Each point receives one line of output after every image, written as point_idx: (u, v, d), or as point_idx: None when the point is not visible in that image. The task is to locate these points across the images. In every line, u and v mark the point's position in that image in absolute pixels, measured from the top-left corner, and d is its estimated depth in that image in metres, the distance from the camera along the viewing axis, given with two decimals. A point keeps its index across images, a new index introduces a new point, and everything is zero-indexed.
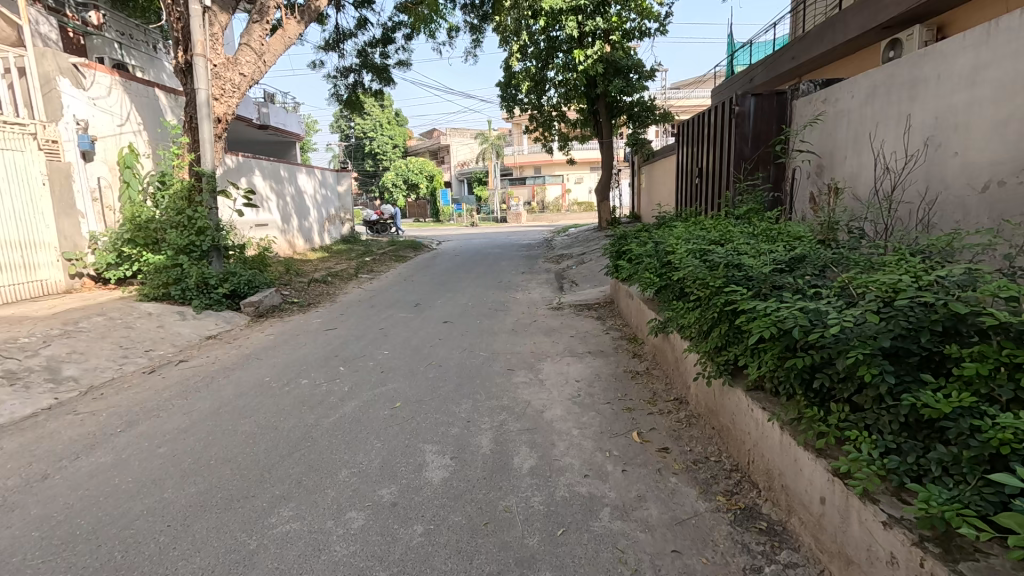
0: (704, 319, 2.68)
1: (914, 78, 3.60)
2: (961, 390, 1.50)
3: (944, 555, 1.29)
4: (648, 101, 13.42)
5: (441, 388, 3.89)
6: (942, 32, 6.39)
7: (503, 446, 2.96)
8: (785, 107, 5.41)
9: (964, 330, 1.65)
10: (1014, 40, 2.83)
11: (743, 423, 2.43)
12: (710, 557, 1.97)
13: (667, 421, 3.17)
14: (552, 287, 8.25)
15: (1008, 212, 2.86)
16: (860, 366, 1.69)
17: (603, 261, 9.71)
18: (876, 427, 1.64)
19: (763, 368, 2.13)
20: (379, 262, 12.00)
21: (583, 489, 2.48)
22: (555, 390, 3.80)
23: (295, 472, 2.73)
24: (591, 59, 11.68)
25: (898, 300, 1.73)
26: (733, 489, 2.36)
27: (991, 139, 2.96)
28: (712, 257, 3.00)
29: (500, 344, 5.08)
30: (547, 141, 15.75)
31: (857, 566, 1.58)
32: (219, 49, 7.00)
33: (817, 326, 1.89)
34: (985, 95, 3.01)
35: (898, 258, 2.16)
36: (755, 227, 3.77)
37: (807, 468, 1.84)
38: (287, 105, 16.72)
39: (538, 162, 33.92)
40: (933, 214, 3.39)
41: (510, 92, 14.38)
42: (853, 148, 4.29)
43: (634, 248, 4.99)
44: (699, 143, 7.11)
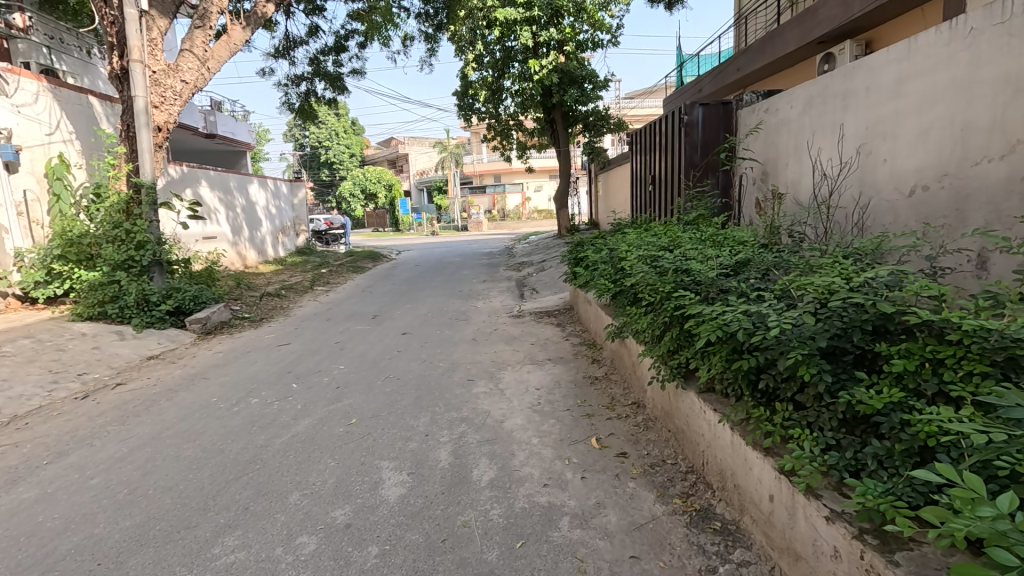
0: (656, 324, 2.73)
1: (845, 90, 3.80)
2: (892, 386, 1.57)
3: (881, 547, 1.33)
4: (603, 111, 13.82)
5: (399, 402, 3.81)
6: (871, 48, 6.84)
7: (462, 458, 2.91)
8: (731, 117, 5.63)
9: (893, 328, 1.73)
10: (933, 54, 3.04)
11: (696, 424, 2.47)
12: (667, 560, 1.99)
13: (625, 426, 3.20)
14: (512, 295, 8.26)
15: (932, 214, 3.05)
16: (800, 366, 1.75)
17: (562, 268, 9.82)
18: (817, 425, 1.71)
19: (712, 371, 2.19)
20: (336, 274, 11.69)
21: (542, 500, 2.46)
22: (516, 399, 3.78)
23: (242, 497, 2.60)
24: (546, 69, 11.87)
25: (833, 301, 1.81)
26: (688, 491, 2.40)
27: (917, 146, 3.15)
28: (662, 262, 3.07)
29: (460, 354, 5.02)
30: (505, 150, 15.88)
31: (805, 562, 1.62)
32: (158, 54, 6.66)
33: (759, 328, 1.95)
34: (910, 105, 3.21)
35: (833, 260, 2.26)
36: (703, 233, 3.88)
37: (756, 467, 1.89)
38: (236, 113, 16.21)
39: (497, 170, 34.16)
40: (866, 218, 3.58)
41: (467, 101, 14.38)
42: (793, 156, 4.49)
43: (589, 255, 5.05)
44: (652, 150, 7.29)
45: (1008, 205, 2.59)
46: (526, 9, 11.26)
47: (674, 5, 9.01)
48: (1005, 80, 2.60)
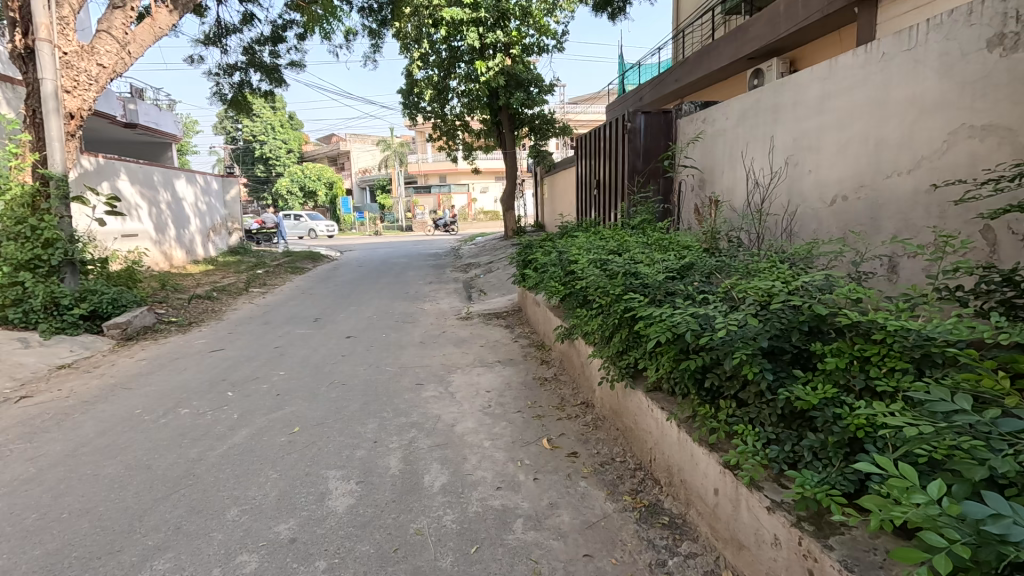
0: (606, 325, 2.80)
1: (776, 104, 4.07)
2: (825, 382, 1.69)
3: (817, 533, 1.43)
4: (548, 115, 14.05)
5: (345, 408, 3.67)
6: (795, 66, 7.36)
7: (413, 464, 2.85)
8: (671, 126, 5.88)
9: (825, 328, 1.87)
10: (852, 74, 3.30)
11: (644, 423, 2.55)
12: (619, 557, 2.04)
13: (575, 425, 3.25)
14: (460, 297, 8.20)
15: (852, 222, 3.31)
16: (744, 365, 1.85)
17: (510, 270, 9.87)
18: (758, 420, 1.82)
19: (661, 371, 2.28)
20: (273, 274, 11.12)
21: (495, 503, 2.46)
22: (466, 402, 3.76)
23: (173, 516, 2.41)
24: (492, 71, 11.83)
25: (772, 304, 1.92)
26: (637, 488, 2.47)
27: (838, 158, 3.41)
28: (611, 265, 3.15)
29: (408, 358, 4.92)
30: (451, 150, 15.77)
31: (748, 551, 1.71)
32: (70, 34, 6.07)
33: (705, 329, 2.05)
34: (832, 120, 3.47)
35: (770, 265, 2.40)
36: (648, 237, 4.02)
37: (702, 462, 1.97)
38: (160, 102, 15.11)
39: (442, 171, 33.94)
40: (794, 225, 3.84)
41: (412, 100, 14.18)
42: (728, 164, 4.75)
43: (539, 257, 5.10)
44: (597, 156, 7.47)
45: (913, 216, 2.86)
46: (473, 10, 11.15)
47: (616, 15, 9.28)
48: (912, 102, 2.88)
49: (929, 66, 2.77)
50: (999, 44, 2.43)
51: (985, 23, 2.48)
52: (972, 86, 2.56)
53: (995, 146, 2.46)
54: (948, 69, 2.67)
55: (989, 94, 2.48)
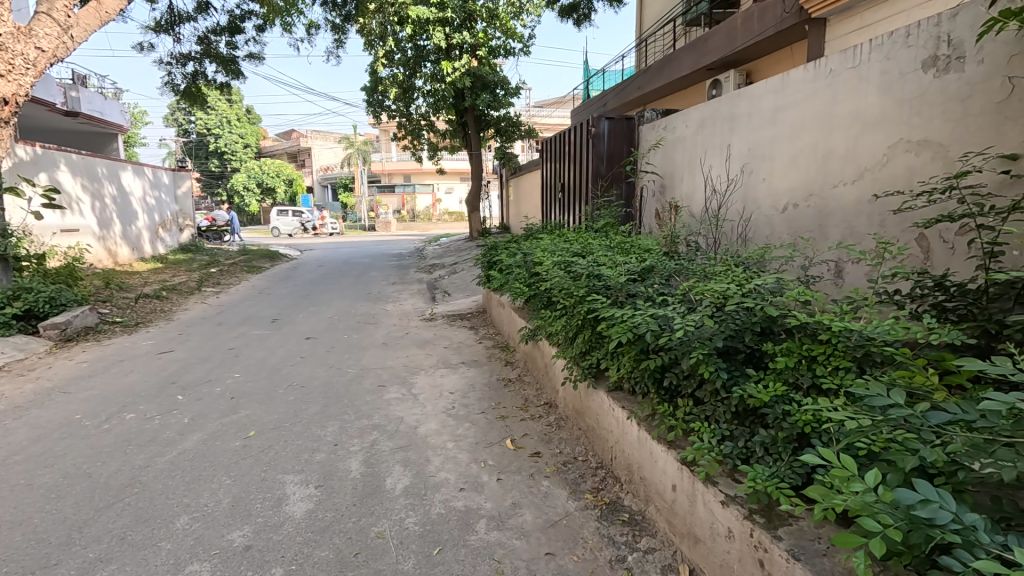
0: (570, 326, 2.85)
1: (732, 114, 4.23)
2: (775, 380, 1.77)
3: (767, 524, 1.50)
4: (514, 117, 14.13)
5: (304, 411, 3.58)
6: (751, 78, 7.67)
7: (374, 467, 2.81)
8: (634, 132, 6.02)
9: (776, 329, 1.95)
10: (803, 88, 3.48)
11: (605, 422, 2.60)
12: (580, 554, 2.07)
13: (539, 425, 3.28)
14: (424, 297, 8.14)
15: (802, 228, 3.48)
16: (700, 365, 1.92)
17: (474, 271, 9.86)
18: (714, 418, 1.89)
19: (622, 370, 2.34)
20: (227, 273, 10.71)
21: (459, 504, 2.45)
22: (430, 404, 3.73)
23: (116, 526, 2.29)
24: (459, 72, 11.78)
25: (727, 305, 2.00)
26: (599, 486, 2.52)
27: (790, 168, 3.58)
28: (575, 268, 3.20)
29: (370, 359, 4.84)
30: (416, 150, 15.61)
31: (704, 544, 1.77)
32: (4, 14, 5.66)
33: (665, 330, 2.11)
34: (784, 131, 3.64)
35: (726, 269, 2.49)
36: (611, 240, 4.10)
37: (661, 459, 2.03)
38: (105, 90, 14.32)
39: (407, 170, 33.59)
40: (748, 230, 4.01)
41: (377, 98, 14.01)
42: (687, 171, 4.90)
43: (504, 259, 5.12)
44: (561, 159, 7.57)
45: (857, 224, 3.03)
46: (439, 9, 11.03)
47: (581, 22, 9.43)
48: (856, 116, 3.06)
49: (871, 83, 2.95)
50: (933, 65, 2.61)
51: (921, 45, 2.67)
52: (909, 103, 2.74)
53: (929, 160, 2.64)
54: (888, 87, 2.85)
55: (924, 112, 2.67)
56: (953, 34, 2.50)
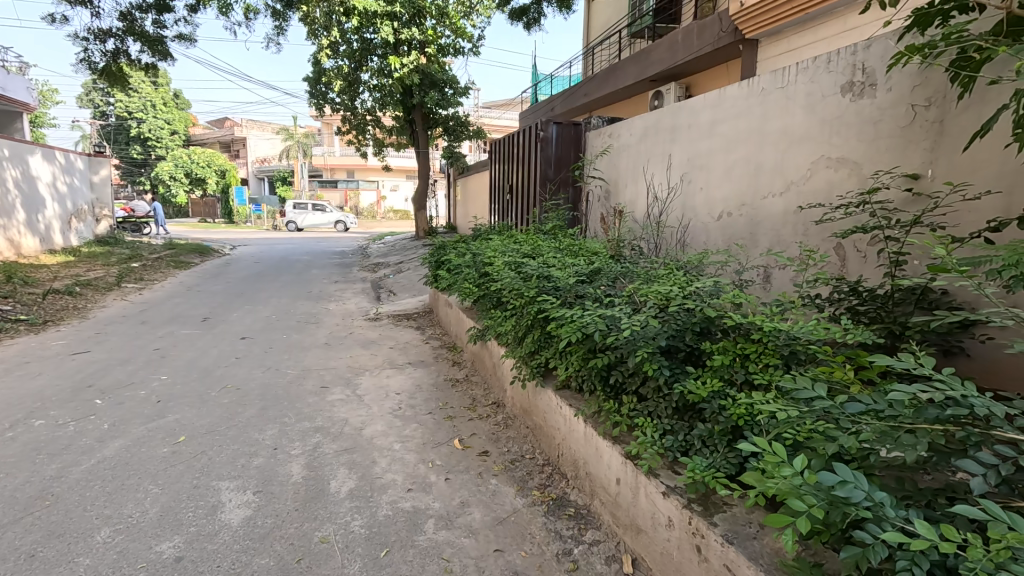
0: (520, 326, 2.91)
1: (673, 125, 4.44)
2: (713, 377, 1.89)
3: (704, 512, 1.60)
4: (462, 117, 14.10)
5: (241, 414, 3.41)
6: (690, 91, 8.07)
7: (317, 470, 2.72)
8: (581, 139, 6.18)
9: (714, 329, 2.08)
10: (737, 104, 3.72)
11: (553, 419, 2.66)
12: (528, 549, 2.11)
13: (486, 425, 3.30)
14: (368, 297, 7.95)
15: (735, 235, 3.71)
16: (645, 363, 2.02)
17: (420, 270, 9.73)
18: (656, 414, 2.00)
19: (570, 369, 2.42)
20: (150, 268, 9.96)
21: (406, 505, 2.42)
22: (376, 405, 3.65)
23: (25, 543, 2.09)
24: (407, 68, 11.59)
25: (670, 306, 2.11)
26: (545, 483, 2.57)
27: (724, 178, 3.81)
28: (526, 269, 3.25)
29: (311, 360, 4.68)
30: (361, 145, 15.20)
31: (646, 534, 1.87)
32: None
33: (612, 329, 2.20)
34: (720, 144, 3.87)
35: (668, 272, 2.62)
36: (560, 242, 4.19)
37: (606, 454, 2.11)
38: (8, 64, 12.93)
39: (350, 166, 32.62)
40: (686, 236, 4.22)
41: (320, 89, 13.52)
42: (631, 178, 5.09)
43: (452, 259, 5.10)
44: (509, 161, 7.66)
45: (784, 233, 3.28)
46: (387, 3, 10.67)
47: (531, 26, 9.56)
48: (784, 133, 3.31)
49: (797, 103, 3.20)
50: (850, 90, 2.87)
51: (840, 71, 2.93)
52: (830, 123, 2.99)
53: (846, 176, 2.90)
54: (812, 107, 3.10)
55: (842, 132, 2.92)
56: (867, 63, 2.77)
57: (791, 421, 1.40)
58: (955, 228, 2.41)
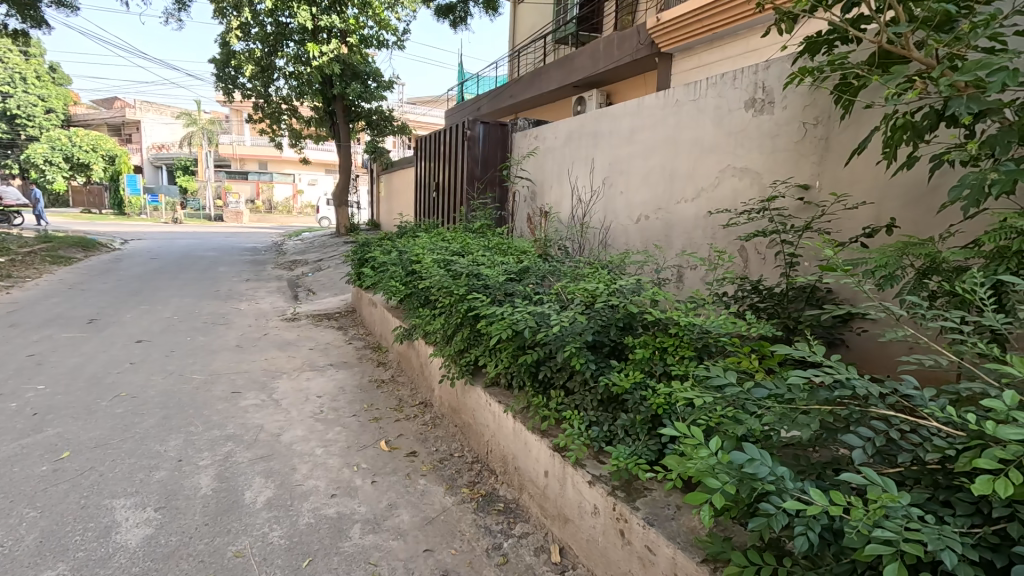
0: (449, 324, 2.90)
1: (596, 131, 4.62)
2: (634, 369, 2.00)
3: (627, 498, 1.70)
4: (386, 112, 13.69)
5: (138, 425, 3.10)
6: (611, 99, 8.40)
7: (230, 481, 2.54)
8: (507, 139, 6.23)
9: (635, 325, 2.20)
10: (655, 113, 3.94)
11: (482, 417, 2.68)
12: (458, 547, 2.10)
13: (414, 425, 3.25)
14: (284, 296, 7.50)
15: (652, 236, 3.92)
16: (572, 358, 2.09)
17: (341, 268, 9.35)
18: (583, 406, 2.08)
19: (499, 366, 2.45)
20: (19, 264, 8.70)
21: (330, 511, 2.33)
22: (295, 409, 3.47)
23: None
24: (326, 57, 11.04)
25: (595, 303, 2.20)
26: (475, 480, 2.58)
27: (643, 183, 4.02)
28: (455, 266, 3.25)
29: (220, 364, 4.34)
30: (275, 135, 14.32)
31: (572, 523, 1.94)
32: None
33: (541, 326, 2.26)
34: (639, 150, 4.09)
35: (593, 271, 2.72)
36: (488, 240, 4.22)
37: (534, 447, 2.16)
38: None
39: (262, 156, 30.60)
40: (608, 237, 4.41)
41: (229, 72, 12.54)
42: (556, 180, 5.22)
43: (377, 256, 4.96)
44: (436, 159, 7.57)
45: (695, 236, 3.53)
46: None
47: (457, 24, 9.51)
48: (695, 143, 3.56)
49: (707, 115, 3.46)
50: (752, 106, 3.16)
51: (744, 88, 3.21)
52: (735, 135, 3.27)
53: (749, 184, 3.18)
54: (721, 119, 3.37)
55: (746, 145, 3.20)
56: (767, 83, 3.06)
57: (706, 410, 1.50)
58: (838, 234, 2.73)
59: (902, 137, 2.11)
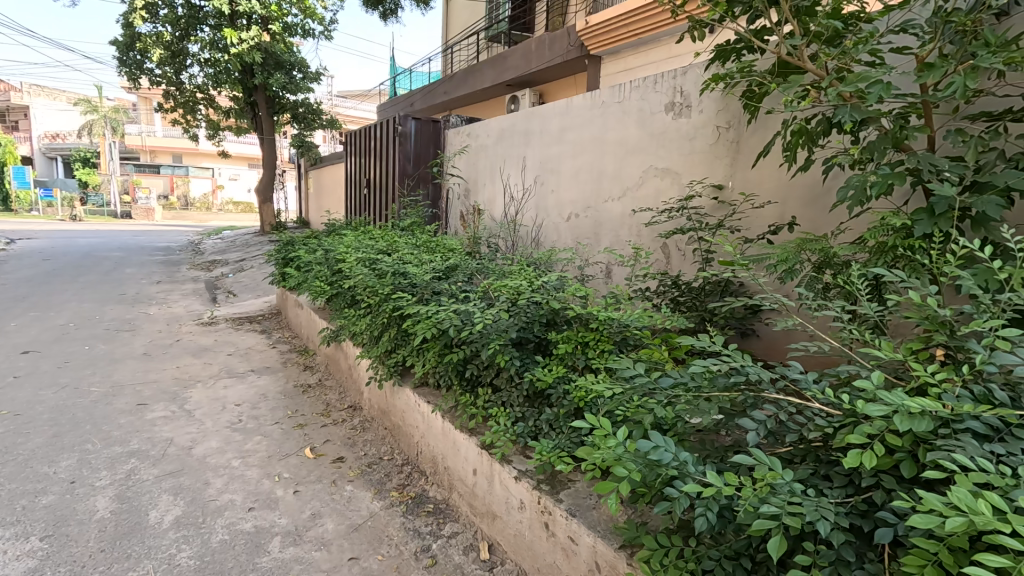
0: (375, 325, 2.82)
1: (527, 130, 4.67)
2: (558, 364, 2.03)
3: (551, 490, 1.73)
4: (314, 104, 13.08)
5: (22, 446, 2.77)
6: (543, 99, 8.51)
7: (132, 501, 2.33)
8: (439, 136, 6.16)
9: (559, 321, 2.24)
10: (583, 113, 4.04)
11: (411, 418, 2.63)
12: (385, 552, 2.05)
13: (341, 430, 3.14)
14: (201, 299, 6.99)
15: (582, 234, 4.01)
16: (497, 355, 2.10)
17: (266, 268, 8.85)
18: (509, 403, 2.10)
19: (427, 365, 2.42)
20: None
21: (246, 526, 2.20)
22: (210, 419, 3.25)
23: None
24: (246, 44, 10.41)
25: (520, 301, 2.21)
26: (404, 483, 2.53)
27: (572, 181, 4.11)
28: (380, 265, 3.17)
29: (123, 374, 3.97)
30: (190, 126, 13.32)
31: (500, 519, 1.94)
32: None
33: (466, 324, 2.25)
34: (568, 149, 4.17)
35: (519, 268, 2.75)
36: (417, 238, 4.14)
37: (462, 445, 2.15)
38: None
39: (176, 149, 28.37)
40: (540, 235, 4.46)
41: (133, 57, 11.46)
42: (488, 178, 5.21)
43: (302, 256, 4.73)
44: (366, 155, 7.35)
45: (621, 234, 3.65)
46: None
47: (388, 16, 9.27)
48: (620, 143, 3.68)
49: (631, 117, 3.59)
50: (672, 109, 3.31)
51: (664, 92, 3.36)
52: (656, 137, 3.42)
53: (669, 184, 3.33)
54: (643, 121, 3.51)
55: (666, 146, 3.35)
56: (684, 88, 3.22)
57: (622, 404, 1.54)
58: (747, 232, 2.92)
59: (799, 142, 2.29)
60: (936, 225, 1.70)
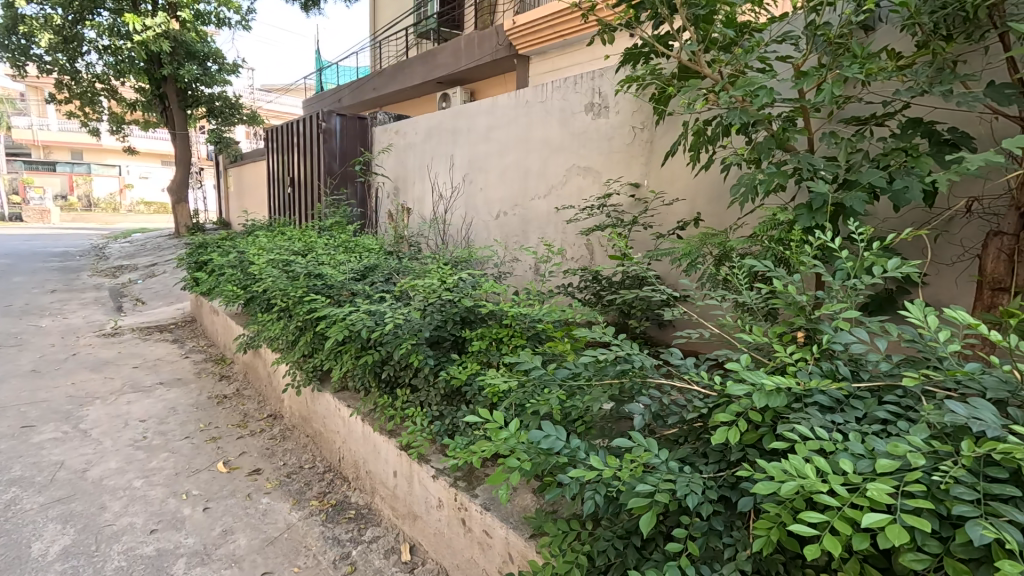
0: (290, 330, 2.72)
1: (453, 128, 4.65)
2: (474, 361, 2.05)
3: (466, 487, 1.74)
4: (232, 98, 12.34)
5: None
6: (474, 97, 8.50)
7: (11, 534, 2.11)
8: (366, 133, 5.99)
9: (475, 318, 2.26)
10: (507, 112, 4.08)
11: (332, 424, 2.56)
12: (302, 564, 1.98)
13: (259, 440, 3.00)
14: (104, 309, 6.40)
15: (508, 232, 4.05)
16: (412, 354, 2.09)
17: (179, 273, 8.25)
18: (427, 403, 2.09)
19: (343, 368, 2.36)
20: None
21: (147, 549, 2.05)
22: (109, 438, 2.99)
23: None
24: (153, 32, 9.57)
25: (434, 299, 2.21)
26: (325, 490, 2.46)
27: (498, 180, 4.14)
28: (293, 267, 3.06)
29: (6, 394, 3.57)
30: (89, 120, 12.16)
31: (420, 518, 1.93)
32: None
33: (378, 324, 2.22)
34: (494, 147, 4.20)
35: (438, 267, 2.74)
36: (337, 238, 4.00)
37: (382, 448, 2.11)
38: None
39: (75, 145, 25.78)
40: (468, 234, 4.45)
41: (17, 41, 10.29)
42: (417, 176, 5.14)
43: (215, 259, 4.45)
44: (288, 151, 7.02)
45: (545, 231, 3.73)
46: None
47: (310, 7, 8.91)
48: (543, 142, 3.75)
49: (553, 117, 3.67)
50: (591, 110, 3.42)
51: (583, 92, 3.46)
52: (577, 137, 3.51)
53: (591, 182, 3.44)
54: (565, 121, 3.60)
55: (586, 145, 3.46)
56: (602, 89, 3.34)
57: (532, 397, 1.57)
58: (660, 227, 3.07)
59: (700, 142, 2.42)
60: (813, 219, 1.86)
